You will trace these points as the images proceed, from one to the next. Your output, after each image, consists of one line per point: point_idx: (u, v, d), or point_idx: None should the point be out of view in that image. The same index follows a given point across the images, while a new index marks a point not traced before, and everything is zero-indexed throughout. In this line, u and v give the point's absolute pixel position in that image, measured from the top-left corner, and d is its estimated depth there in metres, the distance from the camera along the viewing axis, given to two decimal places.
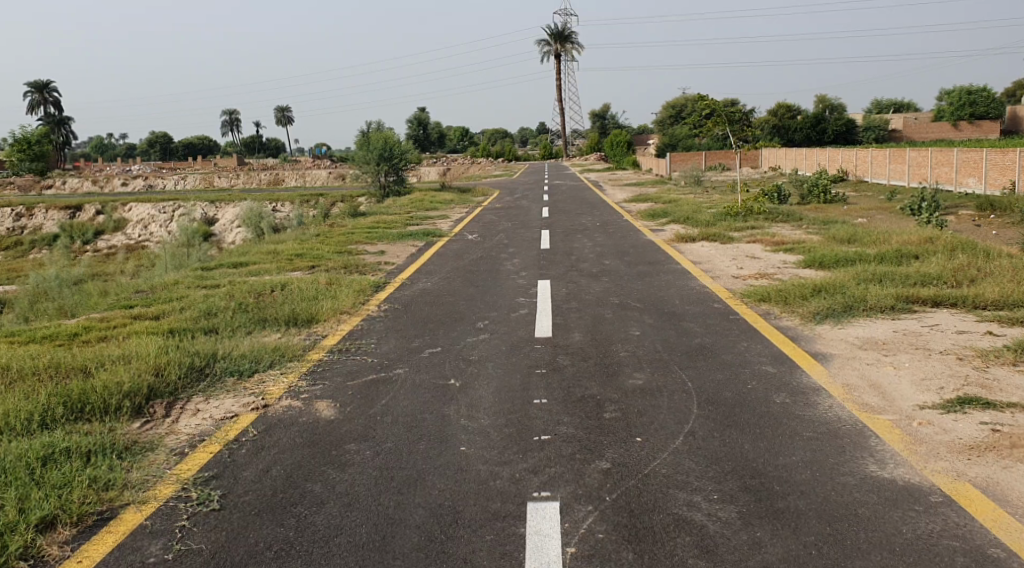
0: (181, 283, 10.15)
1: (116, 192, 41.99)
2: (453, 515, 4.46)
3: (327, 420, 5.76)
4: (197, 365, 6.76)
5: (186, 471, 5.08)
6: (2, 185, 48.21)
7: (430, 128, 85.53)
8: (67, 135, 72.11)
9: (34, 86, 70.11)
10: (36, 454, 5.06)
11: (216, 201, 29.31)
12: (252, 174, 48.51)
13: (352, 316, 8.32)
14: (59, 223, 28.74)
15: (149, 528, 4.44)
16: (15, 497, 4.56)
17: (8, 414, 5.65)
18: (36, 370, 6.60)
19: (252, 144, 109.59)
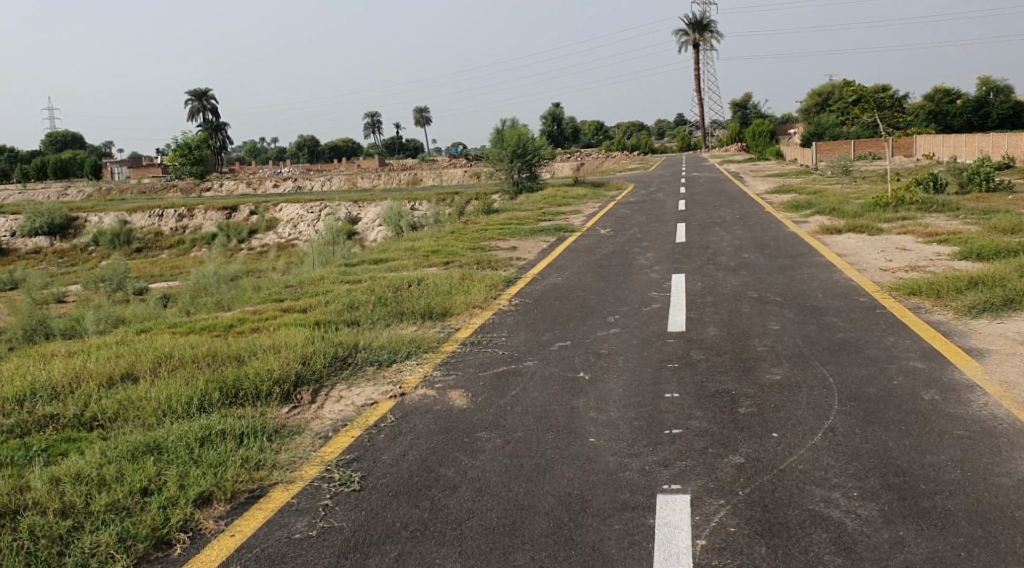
0: (326, 279, 10.68)
1: (269, 192, 44.71)
2: (582, 503, 4.50)
3: (460, 408, 5.92)
4: (340, 355, 7.10)
5: (329, 453, 5.36)
6: (168, 188, 52.11)
7: (564, 124, 85.82)
8: (223, 141, 76.92)
9: (194, 94, 75.33)
10: (196, 435, 5.47)
11: (359, 200, 30.56)
12: (392, 174, 50.11)
13: (484, 310, 8.49)
14: (217, 223, 30.77)
15: (295, 506, 4.71)
16: (176, 474, 4.95)
17: (170, 397, 6.12)
18: (195, 358, 7.12)
19: (393, 144, 113.20)
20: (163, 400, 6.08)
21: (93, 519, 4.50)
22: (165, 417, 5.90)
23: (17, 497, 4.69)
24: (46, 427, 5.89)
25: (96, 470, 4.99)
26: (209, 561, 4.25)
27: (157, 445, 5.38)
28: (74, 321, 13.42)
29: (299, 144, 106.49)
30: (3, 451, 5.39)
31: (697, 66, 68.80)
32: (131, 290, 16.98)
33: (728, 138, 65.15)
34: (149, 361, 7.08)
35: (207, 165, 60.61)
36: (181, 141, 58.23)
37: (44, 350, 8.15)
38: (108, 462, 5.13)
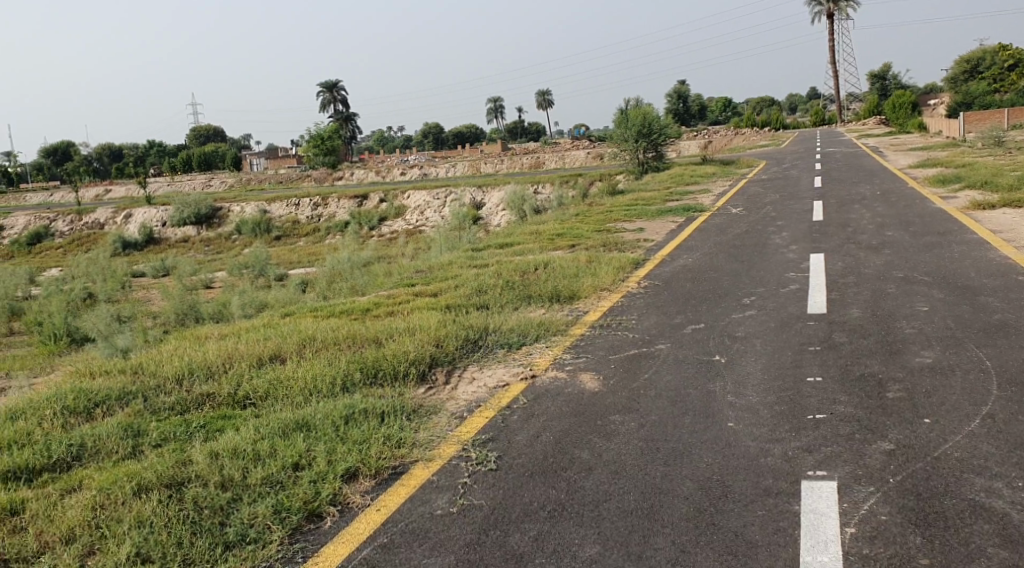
0: (455, 263, 10.88)
1: (397, 180, 45.96)
2: (723, 489, 4.42)
3: (592, 391, 5.92)
4: (472, 338, 7.23)
5: (466, 432, 5.48)
6: (302, 178, 54.35)
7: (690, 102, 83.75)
8: (353, 131, 79.43)
9: (325, 86, 78.20)
10: (340, 413, 5.72)
11: (484, 186, 30.89)
12: (516, 158, 50.36)
13: (613, 292, 8.42)
14: (350, 212, 31.87)
15: (435, 483, 4.84)
16: (324, 451, 5.19)
17: (314, 378, 6.41)
18: (336, 340, 7.42)
19: (517, 128, 113.72)
20: (309, 381, 6.37)
21: (250, 493, 4.76)
22: (311, 397, 6.18)
23: (182, 469, 5.02)
24: (205, 405, 6.28)
25: (251, 445, 5.29)
26: (358, 534, 4.42)
27: (305, 423, 5.64)
28: (221, 305, 14.23)
29: (424, 131, 108.70)
30: (167, 426, 5.79)
31: (830, 35, 65.61)
32: (272, 276, 17.85)
33: (865, 111, 61.94)
34: (293, 343, 7.43)
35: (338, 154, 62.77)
36: (314, 132, 60.49)
37: (198, 333, 8.69)
38: (262, 438, 5.44)
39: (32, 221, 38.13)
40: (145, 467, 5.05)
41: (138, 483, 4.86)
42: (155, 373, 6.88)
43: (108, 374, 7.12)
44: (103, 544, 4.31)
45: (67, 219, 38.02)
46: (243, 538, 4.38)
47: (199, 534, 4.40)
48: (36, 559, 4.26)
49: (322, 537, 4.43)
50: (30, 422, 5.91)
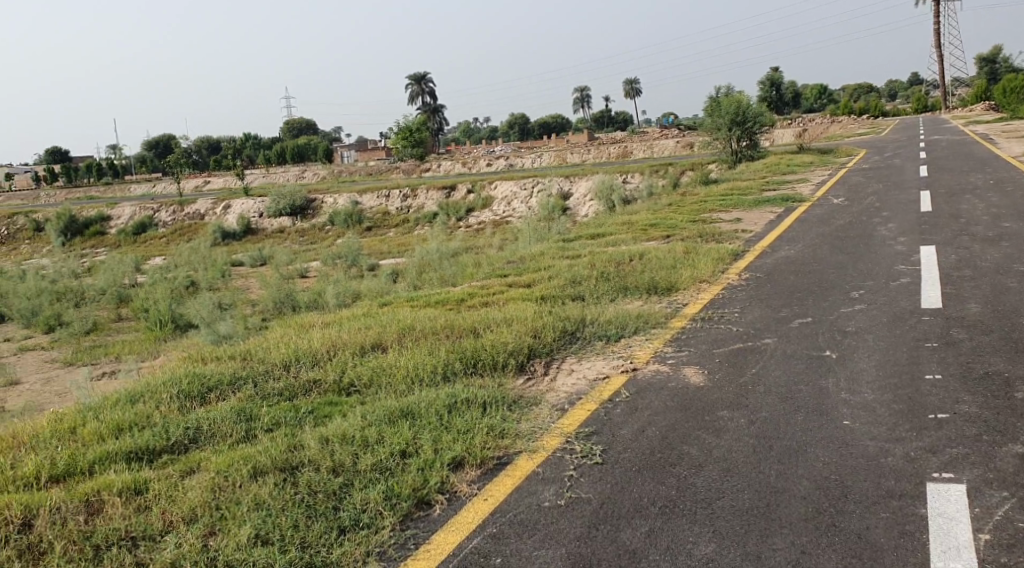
0: (547, 254, 10.86)
1: (484, 171, 46.16)
2: (842, 489, 4.28)
3: (697, 385, 5.81)
4: (570, 329, 7.17)
5: (569, 425, 5.44)
6: (391, 170, 55.16)
7: (784, 89, 81.43)
8: (440, 123, 80.12)
9: (413, 78, 79.13)
10: (443, 403, 5.76)
11: (571, 176, 30.71)
12: (602, 148, 49.89)
13: (713, 284, 8.24)
14: (438, 204, 32.19)
15: (541, 475, 4.83)
16: (430, 439, 5.24)
17: (415, 367, 6.48)
18: (434, 330, 7.49)
19: (602, 117, 112.66)
20: (411, 369, 6.45)
21: (361, 479, 4.85)
22: (413, 385, 6.26)
23: (293, 455, 5.15)
24: (311, 391, 6.44)
25: (359, 432, 5.38)
26: (467, 523, 4.45)
27: (409, 411, 5.71)
28: (316, 295, 14.56)
29: (509, 122, 108.77)
30: (278, 412, 5.95)
31: (933, 17, 62.62)
32: (365, 267, 18.18)
33: (972, 96, 58.95)
34: (393, 333, 7.54)
35: (426, 146, 63.45)
36: (403, 124, 61.20)
37: (300, 321, 8.91)
38: (368, 425, 5.52)
39: (137, 212, 39.75)
40: (259, 451, 5.21)
41: (252, 467, 5.01)
42: (263, 359, 7.09)
43: (218, 360, 7.37)
44: (223, 525, 4.45)
45: (169, 210, 39.49)
46: (356, 524, 4.46)
47: (314, 518, 4.50)
48: (161, 536, 4.42)
49: (431, 525, 4.47)
50: (148, 405, 6.16)
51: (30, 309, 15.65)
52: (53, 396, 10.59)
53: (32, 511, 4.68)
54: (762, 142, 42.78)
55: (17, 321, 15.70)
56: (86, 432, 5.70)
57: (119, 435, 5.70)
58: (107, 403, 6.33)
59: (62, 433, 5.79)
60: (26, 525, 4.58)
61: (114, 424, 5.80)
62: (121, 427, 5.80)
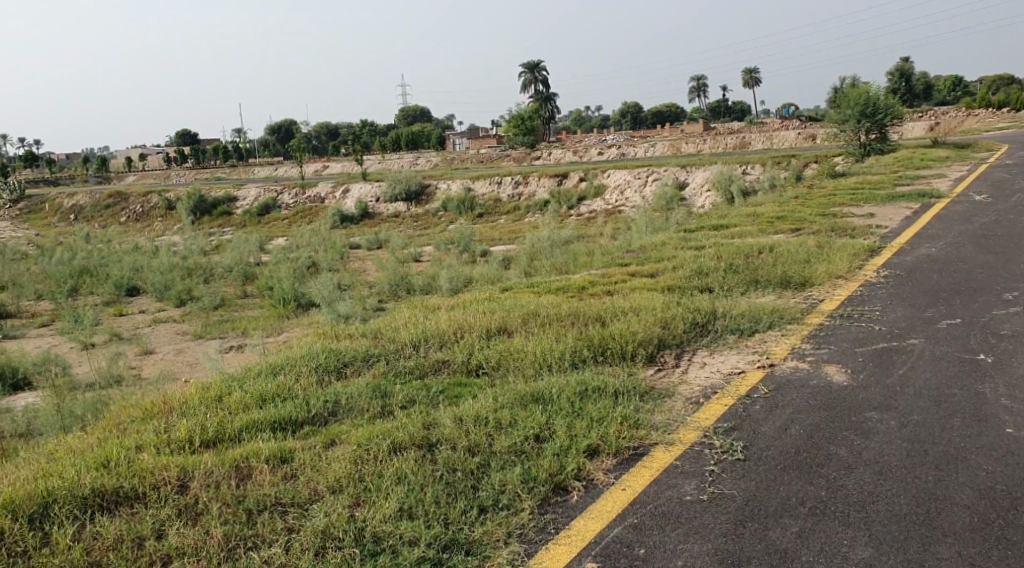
0: (669, 244, 10.69)
1: (597, 160, 45.81)
2: (1010, 501, 4.08)
3: (840, 385, 5.58)
4: (700, 321, 7.01)
5: (705, 419, 5.31)
6: (502, 158, 55.46)
7: (914, 80, 77.52)
8: (551, 111, 80.00)
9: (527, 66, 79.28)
10: (574, 390, 5.72)
11: (687, 166, 30.11)
12: (719, 138, 48.72)
13: (850, 281, 7.92)
14: (550, 192, 32.16)
15: (680, 468, 4.74)
16: (565, 425, 5.22)
17: (545, 353, 6.46)
18: (561, 317, 7.45)
19: (715, 107, 109.87)
20: (539, 354, 6.44)
21: (498, 461, 4.87)
22: (543, 370, 6.25)
23: (430, 433, 5.23)
24: (441, 372, 6.53)
25: (493, 414, 5.41)
26: (608, 511, 4.41)
27: (541, 396, 5.69)
28: (432, 279, 14.77)
29: (619, 112, 107.68)
30: (411, 390, 6.07)
31: None
32: (477, 253, 18.34)
33: None
34: (518, 318, 7.56)
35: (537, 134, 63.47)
36: (515, 112, 61.24)
37: (425, 303, 9.05)
38: (501, 407, 5.55)
39: (261, 194, 41.23)
40: (397, 428, 5.31)
41: (392, 442, 5.11)
42: (393, 338, 7.24)
43: (350, 337, 7.57)
44: (367, 497, 4.55)
45: (290, 192, 40.86)
46: (496, 504, 4.50)
47: (455, 496, 4.55)
48: (310, 505, 4.55)
49: (571, 511, 4.45)
50: (288, 378, 6.38)
51: (164, 283, 16.50)
52: (187, 366, 11.13)
53: (187, 472, 4.88)
54: (892, 135, 40.86)
55: (152, 294, 16.59)
56: (232, 401, 5.95)
57: (262, 406, 5.92)
58: (250, 375, 6.59)
59: (209, 401, 6.05)
60: (182, 485, 4.78)
61: (258, 395, 6.04)
62: (265, 398, 6.02)
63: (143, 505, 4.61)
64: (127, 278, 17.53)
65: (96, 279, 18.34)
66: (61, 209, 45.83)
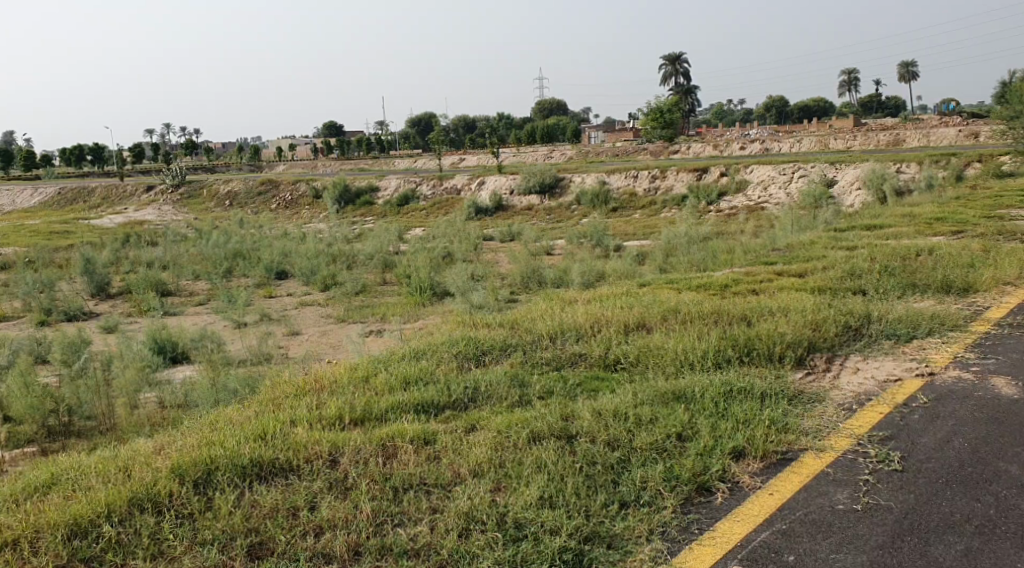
0: (817, 243, 10.27)
1: (739, 155, 44.56)
2: None
3: (1010, 398, 5.21)
4: (853, 324, 6.71)
5: (858, 427, 5.08)
6: (639, 151, 54.80)
7: None
8: (691, 104, 78.33)
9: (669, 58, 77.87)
10: (719, 389, 5.59)
11: (836, 163, 28.83)
12: (871, 134, 46.36)
13: (1019, 288, 7.38)
14: (688, 186, 31.53)
15: (832, 476, 4.54)
16: (709, 426, 5.10)
17: (687, 350, 6.34)
18: (704, 314, 7.29)
19: (865, 101, 104.45)
20: (681, 352, 6.32)
21: (639, 456, 4.82)
22: (684, 368, 6.14)
23: (570, 424, 5.23)
24: (579, 365, 6.53)
25: (635, 410, 5.36)
26: (755, 514, 4.29)
27: (683, 395, 5.59)
28: (565, 272, 14.81)
29: (761, 106, 104.25)
30: (549, 381, 6.10)
31: None
32: (611, 247, 18.23)
33: None
34: (659, 314, 7.45)
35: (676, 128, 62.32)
36: (653, 105, 60.26)
37: (563, 296, 9.07)
38: (642, 403, 5.48)
39: (400, 184, 42.24)
40: (536, 417, 5.35)
41: (531, 431, 5.15)
42: (532, 329, 7.30)
43: (488, 326, 7.70)
44: (508, 483, 4.61)
45: (429, 182, 41.83)
46: (638, 500, 4.46)
47: (596, 488, 4.55)
48: (452, 487, 4.65)
49: (715, 512, 4.35)
50: (429, 362, 6.55)
51: (310, 268, 17.29)
52: (331, 347, 11.61)
53: (337, 448, 5.08)
54: None
55: (299, 278, 17.42)
56: (378, 383, 6.16)
57: (405, 389, 6.10)
58: (393, 358, 6.80)
59: (357, 381, 6.29)
60: (332, 460, 4.97)
61: (402, 378, 6.23)
62: (408, 381, 6.20)
63: (297, 477, 4.81)
64: (277, 262, 18.46)
65: (249, 261, 19.41)
66: (217, 195, 48.78)
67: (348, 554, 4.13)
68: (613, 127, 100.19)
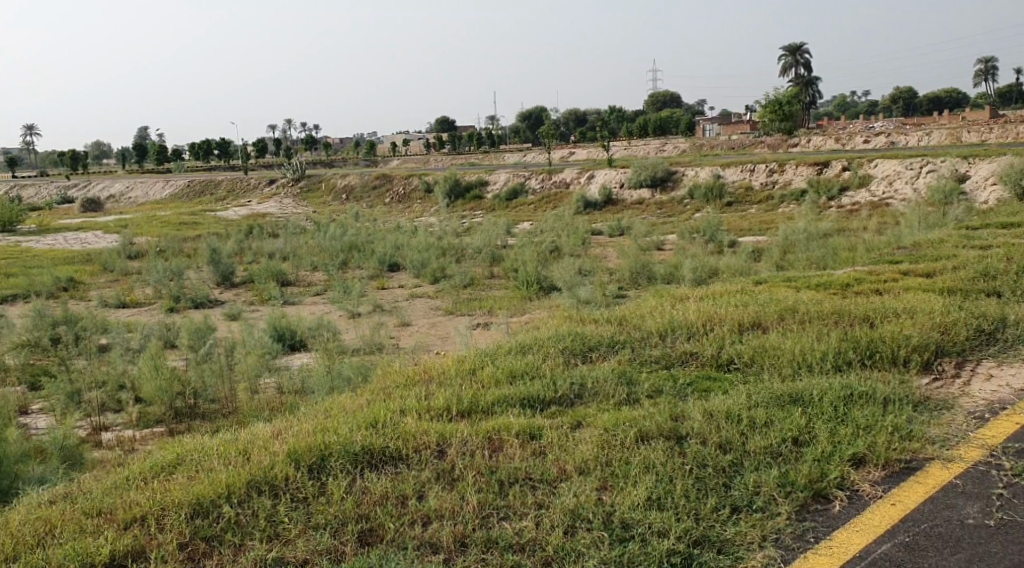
0: (947, 242, 9.72)
1: (863, 148, 42.65)
2: None
3: None
4: (986, 329, 6.31)
5: (991, 437, 4.78)
6: (755, 145, 53.23)
7: None
8: (812, 96, 75.46)
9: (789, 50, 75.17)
10: (838, 393, 5.34)
11: (970, 157, 27.19)
12: (1010, 126, 43.46)
13: None
14: (808, 181, 30.41)
15: (961, 488, 4.29)
16: (826, 430, 4.89)
17: (804, 351, 6.11)
18: (823, 315, 7.00)
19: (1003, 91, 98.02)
20: (798, 353, 6.09)
21: (752, 460, 4.66)
22: (801, 370, 5.90)
23: (679, 424, 5.12)
24: (689, 363, 6.38)
25: (748, 412, 5.19)
26: (876, 524, 4.09)
27: (799, 398, 5.38)
28: (676, 267, 14.56)
29: (888, 97, 99.57)
30: (658, 379, 6.00)
31: None
32: (725, 243, 17.79)
33: None
34: (774, 313, 7.21)
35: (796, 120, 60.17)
36: (772, 98, 58.32)
37: (674, 292, 8.89)
38: (755, 405, 5.30)
39: (510, 178, 42.45)
40: (645, 416, 5.25)
41: (639, 431, 5.06)
42: (640, 326, 7.19)
43: (595, 322, 7.64)
44: (615, 482, 4.54)
45: (539, 176, 41.88)
46: (750, 505, 4.31)
47: (706, 491, 4.42)
48: (558, 483, 4.62)
49: (832, 520, 4.17)
50: (536, 357, 6.55)
51: (420, 260, 17.62)
52: (440, 339, 11.81)
53: (444, 439, 5.13)
54: None
55: (410, 271, 17.79)
56: (485, 375, 6.20)
57: (511, 382, 6.11)
58: (500, 351, 6.83)
59: (464, 373, 6.35)
60: (440, 451, 5.03)
61: (508, 371, 6.25)
62: (515, 374, 6.22)
63: (405, 466, 4.88)
64: (389, 255, 18.92)
65: (363, 253, 19.97)
66: (334, 189, 50.36)
67: (454, 545, 4.16)
68: (728, 119, 97.71)
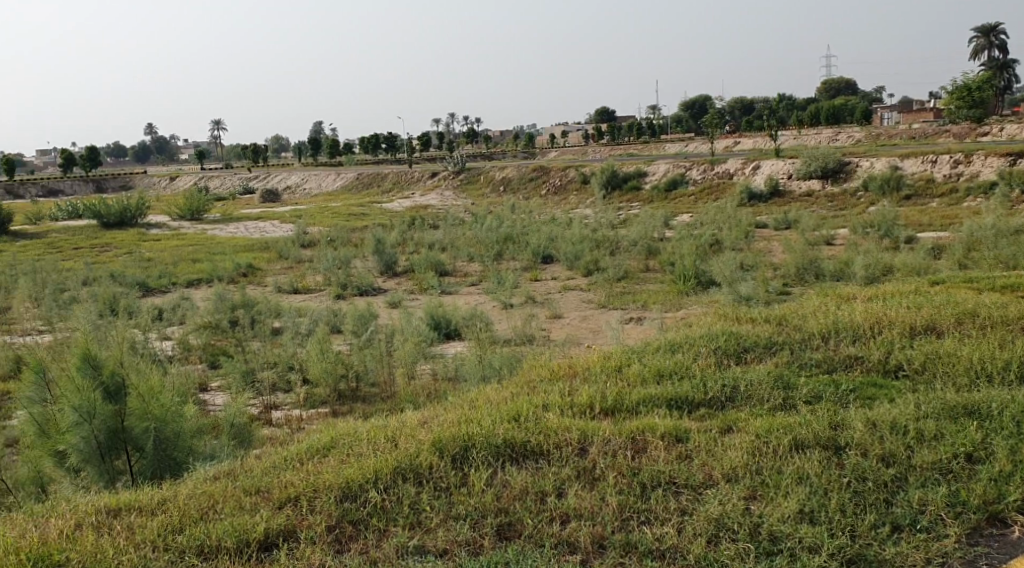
0: None
1: None
2: None
3: None
4: None
5: None
6: (940, 133, 49.35)
7: None
8: (1007, 79, 69.05)
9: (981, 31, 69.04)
10: (1022, 407, 4.86)
11: None
12: None
13: None
14: (999, 172, 27.89)
15: None
16: (1006, 446, 4.47)
17: (985, 360, 5.59)
18: (1008, 320, 6.39)
19: None
20: (976, 362, 5.58)
21: (918, 476, 4.31)
22: (978, 380, 5.41)
23: (839, 434, 4.80)
24: (852, 368, 5.99)
25: (915, 423, 4.80)
26: None
27: (975, 410, 4.93)
28: (846, 263, 13.75)
29: None
30: (817, 384, 5.67)
31: None
32: (901, 239, 16.62)
33: None
34: (951, 316, 6.64)
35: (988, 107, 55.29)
36: (960, 83, 53.83)
37: (839, 292, 8.37)
38: (924, 416, 4.90)
39: (670, 169, 41.62)
40: (800, 423, 4.97)
41: (794, 438, 4.80)
42: (800, 327, 6.81)
43: (751, 321, 7.32)
44: (764, 492, 4.33)
45: (700, 167, 40.76)
46: (913, 524, 3.99)
47: (865, 507, 4.13)
48: (703, 489, 4.45)
49: (1009, 548, 3.81)
50: (685, 357, 6.35)
51: (574, 253, 17.61)
52: (591, 332, 11.73)
53: (587, 437, 5.07)
54: None
55: (564, 263, 17.81)
56: (632, 373, 6.08)
57: (658, 382, 5.96)
58: (649, 349, 6.67)
59: (611, 370, 6.26)
60: (582, 448, 4.98)
61: (655, 371, 6.10)
62: (663, 374, 6.07)
63: (546, 461, 4.87)
64: (544, 247, 19.03)
65: (518, 246, 20.18)
66: (493, 181, 51.24)
67: (592, 546, 4.10)
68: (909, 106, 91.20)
